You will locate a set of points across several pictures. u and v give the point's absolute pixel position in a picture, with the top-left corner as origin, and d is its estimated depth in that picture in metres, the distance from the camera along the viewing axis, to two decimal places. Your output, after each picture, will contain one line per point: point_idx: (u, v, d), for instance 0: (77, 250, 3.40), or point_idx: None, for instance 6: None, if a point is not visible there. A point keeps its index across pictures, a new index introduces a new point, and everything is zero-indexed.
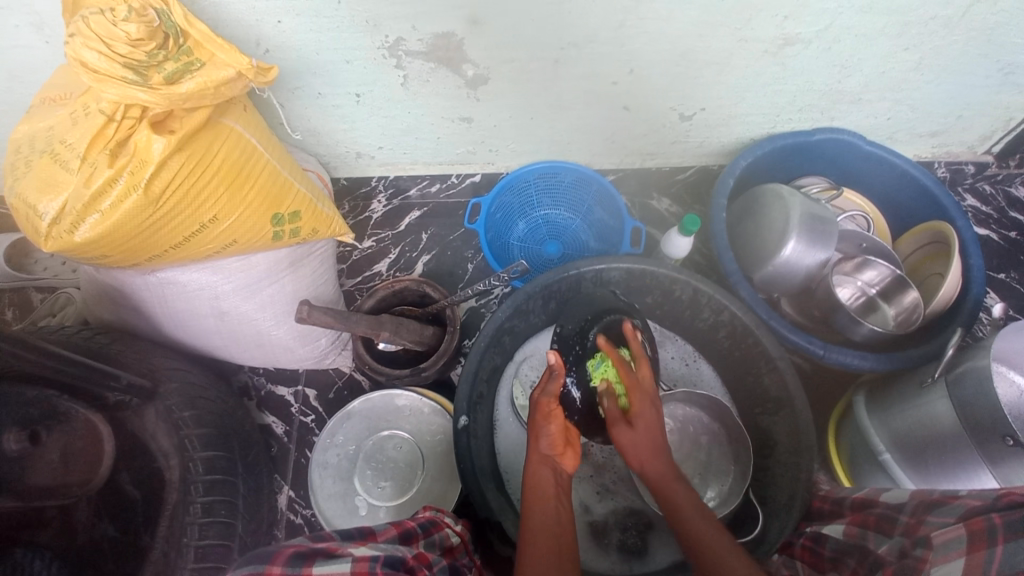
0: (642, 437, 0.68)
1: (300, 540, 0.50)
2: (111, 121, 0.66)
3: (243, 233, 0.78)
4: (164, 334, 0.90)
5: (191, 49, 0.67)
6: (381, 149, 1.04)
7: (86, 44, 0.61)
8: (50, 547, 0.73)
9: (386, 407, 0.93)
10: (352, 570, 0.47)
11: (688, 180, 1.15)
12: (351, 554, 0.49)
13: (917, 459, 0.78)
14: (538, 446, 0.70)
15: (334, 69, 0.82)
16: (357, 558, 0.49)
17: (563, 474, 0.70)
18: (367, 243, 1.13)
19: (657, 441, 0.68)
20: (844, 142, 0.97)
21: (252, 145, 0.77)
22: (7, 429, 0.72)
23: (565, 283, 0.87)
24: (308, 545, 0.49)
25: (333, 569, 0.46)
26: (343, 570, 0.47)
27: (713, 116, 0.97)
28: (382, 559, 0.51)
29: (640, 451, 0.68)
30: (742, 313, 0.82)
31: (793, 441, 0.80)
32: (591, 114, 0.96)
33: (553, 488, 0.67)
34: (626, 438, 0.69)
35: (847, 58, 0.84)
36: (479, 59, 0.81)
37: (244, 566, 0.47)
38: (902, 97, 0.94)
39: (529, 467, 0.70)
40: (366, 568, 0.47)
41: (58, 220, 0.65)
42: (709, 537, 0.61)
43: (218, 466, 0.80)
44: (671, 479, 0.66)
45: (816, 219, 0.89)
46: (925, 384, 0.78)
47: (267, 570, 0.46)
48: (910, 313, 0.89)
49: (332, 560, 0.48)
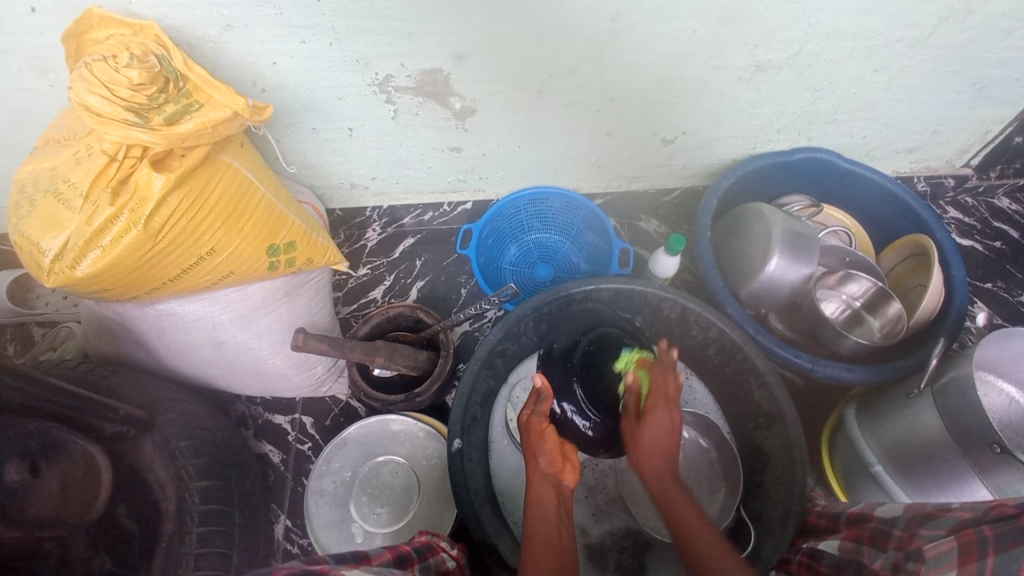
0: (647, 433, 0.73)
1: (293, 562, 0.50)
2: (113, 161, 0.69)
3: (240, 264, 0.80)
4: (162, 366, 0.92)
5: (190, 91, 0.71)
6: (374, 180, 1.07)
7: (89, 89, 0.64)
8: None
9: (380, 432, 0.93)
10: None
11: (675, 202, 1.18)
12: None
13: (908, 470, 0.79)
14: (539, 464, 0.71)
15: (326, 105, 0.86)
16: None
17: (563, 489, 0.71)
18: (362, 271, 1.15)
19: (665, 442, 0.72)
20: (822, 161, 1.00)
21: (248, 180, 0.80)
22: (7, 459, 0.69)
23: (555, 305, 0.89)
24: (301, 567, 0.50)
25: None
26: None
27: (695, 140, 1.00)
28: None
29: (644, 450, 0.73)
30: (729, 328, 0.84)
31: (785, 454, 0.80)
32: (575, 140, 0.99)
33: (556, 507, 0.68)
34: (635, 435, 0.74)
35: (819, 82, 0.88)
36: (464, 92, 0.85)
37: None
38: (876, 116, 0.97)
39: (531, 488, 0.70)
40: None
41: (61, 256, 0.68)
42: (703, 532, 0.66)
43: (212, 495, 0.81)
44: (672, 487, 0.71)
45: (797, 235, 0.91)
46: (912, 395, 0.79)
47: None
48: (894, 325, 0.90)
49: None
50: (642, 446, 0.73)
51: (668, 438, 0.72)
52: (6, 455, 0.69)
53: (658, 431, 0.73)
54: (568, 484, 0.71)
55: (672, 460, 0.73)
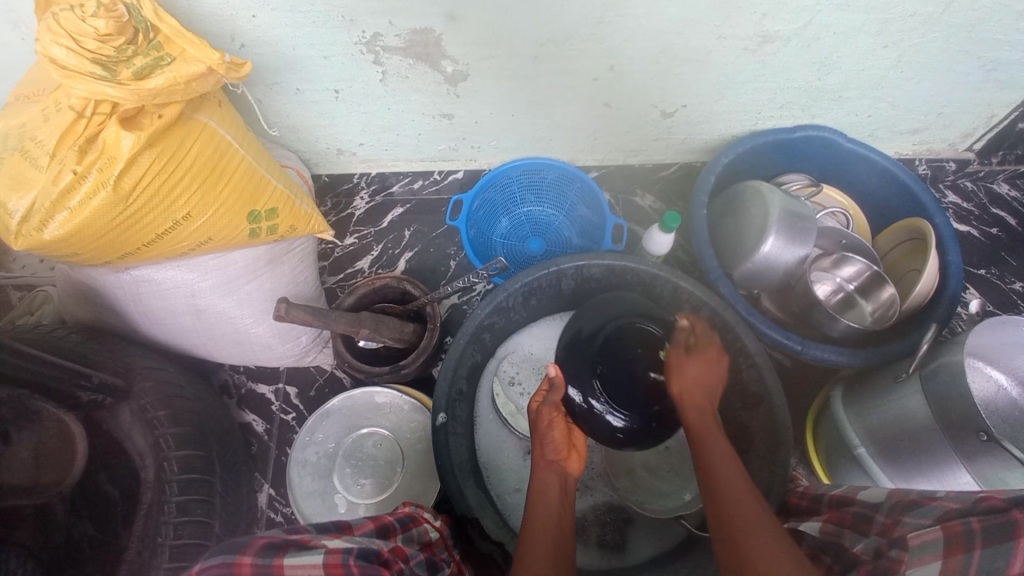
0: (693, 372, 0.68)
1: (275, 531, 0.50)
2: (81, 117, 0.65)
3: (218, 231, 0.77)
4: (140, 332, 0.90)
5: (161, 44, 0.66)
6: (362, 146, 1.03)
7: (55, 40, 0.61)
8: (26, 546, 0.72)
9: (365, 404, 0.92)
10: (326, 562, 0.47)
11: (672, 177, 1.15)
12: (324, 547, 0.49)
13: (891, 454, 0.79)
14: (543, 452, 0.74)
15: (312, 64, 0.81)
16: (331, 549, 0.48)
17: (570, 481, 0.73)
18: (349, 240, 1.12)
19: (708, 383, 0.69)
20: (824, 139, 0.97)
21: (227, 141, 0.76)
22: None
23: (546, 280, 0.87)
24: (283, 536, 0.49)
25: (304, 560, 0.46)
26: (315, 562, 0.46)
27: (695, 113, 0.97)
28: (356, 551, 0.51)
29: (689, 385, 0.68)
30: (721, 308, 0.83)
31: (769, 434, 0.81)
32: (572, 110, 0.95)
33: (558, 495, 0.70)
34: (680, 369, 0.68)
35: (826, 56, 0.85)
36: (458, 55, 0.81)
37: (213, 556, 0.46)
38: (883, 94, 0.94)
39: (537, 473, 0.73)
40: (339, 561, 0.47)
41: (28, 218, 0.65)
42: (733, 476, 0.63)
43: (194, 464, 0.79)
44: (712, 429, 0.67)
45: (794, 215, 0.89)
46: (900, 379, 0.79)
47: (238, 560, 0.45)
48: (886, 309, 0.89)
49: (305, 552, 0.47)
50: (681, 381, 0.68)
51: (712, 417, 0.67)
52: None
53: (702, 369, 0.69)
54: (572, 471, 0.73)
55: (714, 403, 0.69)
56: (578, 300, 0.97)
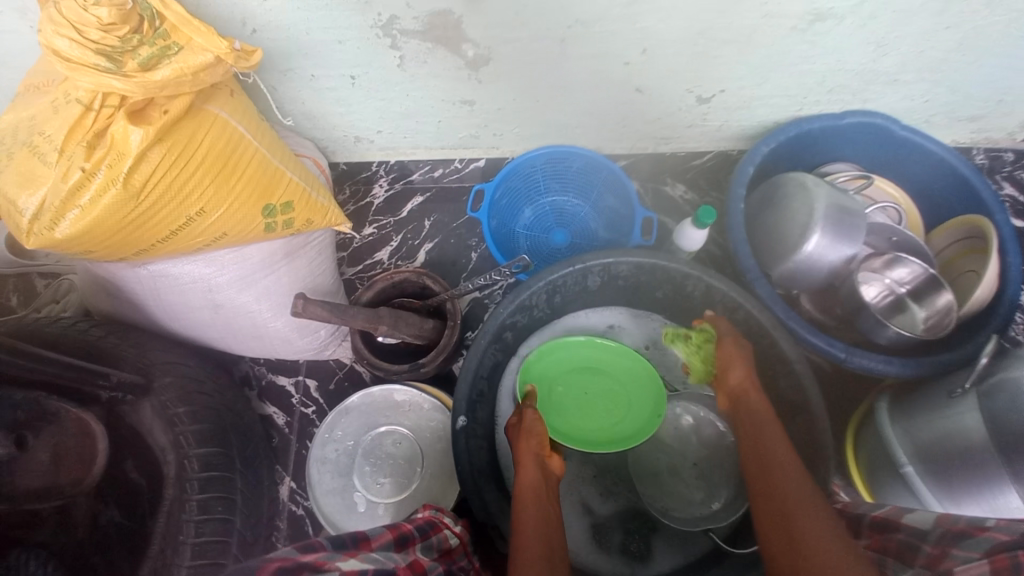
0: (739, 365, 0.74)
1: (288, 552, 0.49)
2: (89, 111, 0.63)
3: (233, 225, 0.75)
4: (159, 326, 0.89)
5: (168, 33, 0.63)
6: (380, 133, 0.99)
7: (58, 31, 0.58)
8: (48, 547, 0.73)
9: (385, 402, 0.90)
10: None
11: (706, 166, 1.08)
12: (338, 569, 0.50)
13: (942, 475, 0.73)
14: (529, 440, 0.74)
15: (325, 49, 0.77)
16: None
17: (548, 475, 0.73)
18: (368, 231, 1.09)
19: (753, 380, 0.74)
20: (876, 127, 0.90)
21: (240, 133, 0.73)
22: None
23: (571, 277, 0.83)
24: (295, 558, 0.48)
25: None
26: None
27: (735, 99, 0.90)
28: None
29: (739, 377, 0.74)
30: (758, 311, 0.78)
31: (808, 447, 0.76)
32: (600, 95, 0.89)
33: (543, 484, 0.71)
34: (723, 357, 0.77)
35: (884, 36, 0.77)
36: (479, 38, 0.76)
37: None
38: (944, 78, 0.86)
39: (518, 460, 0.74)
40: None
41: (39, 216, 0.63)
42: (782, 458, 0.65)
43: (214, 463, 0.79)
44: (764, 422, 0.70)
45: (842, 211, 0.82)
46: (954, 395, 0.73)
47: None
48: (942, 317, 0.81)
49: None
50: (729, 378, 0.75)
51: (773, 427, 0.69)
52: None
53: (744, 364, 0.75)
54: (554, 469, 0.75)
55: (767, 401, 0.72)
56: (604, 297, 0.93)
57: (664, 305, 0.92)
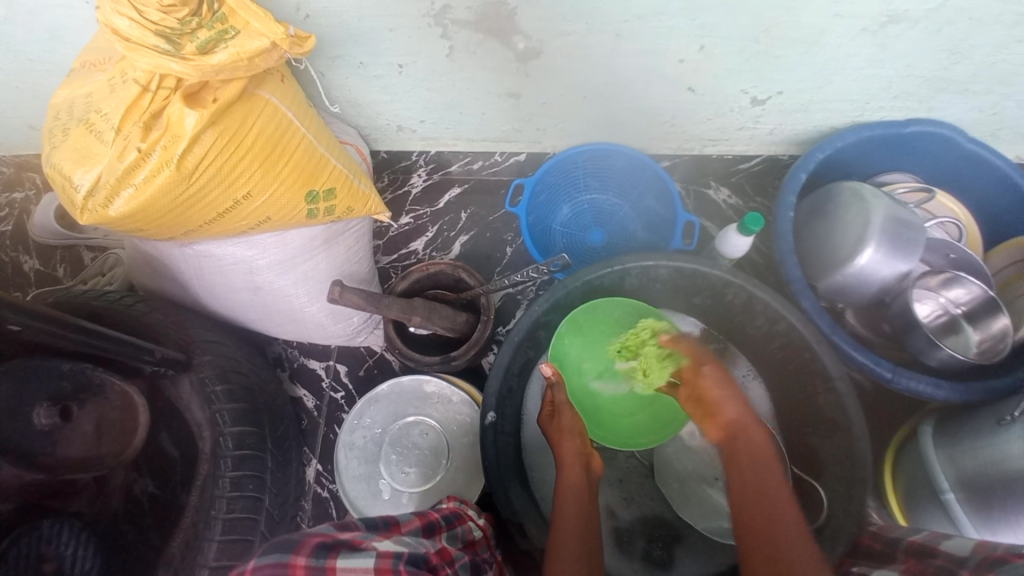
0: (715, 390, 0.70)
1: (325, 529, 0.49)
2: (146, 91, 0.63)
3: (277, 210, 0.76)
4: (198, 304, 0.91)
5: (225, 16, 0.63)
6: (423, 123, 0.98)
7: (117, 10, 0.58)
8: (82, 514, 0.79)
9: (414, 392, 0.90)
10: (376, 567, 0.46)
11: (752, 170, 1.04)
12: (374, 549, 0.49)
13: (985, 502, 0.71)
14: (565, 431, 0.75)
15: (376, 36, 0.77)
16: (382, 554, 0.48)
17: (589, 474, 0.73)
18: (404, 220, 1.09)
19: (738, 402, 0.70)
20: (941, 138, 0.86)
21: (288, 118, 0.73)
22: (38, 401, 0.74)
23: (609, 279, 0.82)
24: (334, 535, 0.49)
25: (355, 564, 0.46)
26: (366, 565, 0.46)
27: (790, 102, 0.87)
28: (404, 556, 0.50)
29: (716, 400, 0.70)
30: (802, 325, 0.75)
31: (845, 467, 0.74)
32: (650, 94, 0.87)
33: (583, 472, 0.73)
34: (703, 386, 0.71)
35: (960, 42, 0.73)
36: (532, 30, 0.74)
37: (267, 554, 0.46)
38: (1018, 90, 0.81)
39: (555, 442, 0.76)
40: (389, 567, 0.47)
41: (93, 193, 0.64)
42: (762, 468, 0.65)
43: (247, 441, 0.80)
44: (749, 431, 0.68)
45: (899, 224, 0.78)
46: (1003, 423, 0.70)
47: (293, 562, 0.45)
48: (998, 343, 0.78)
49: (357, 554, 0.47)
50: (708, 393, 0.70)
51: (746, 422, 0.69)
52: (38, 398, 0.74)
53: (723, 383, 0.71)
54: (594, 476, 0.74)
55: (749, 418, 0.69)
56: (639, 300, 0.91)
57: (701, 312, 0.90)
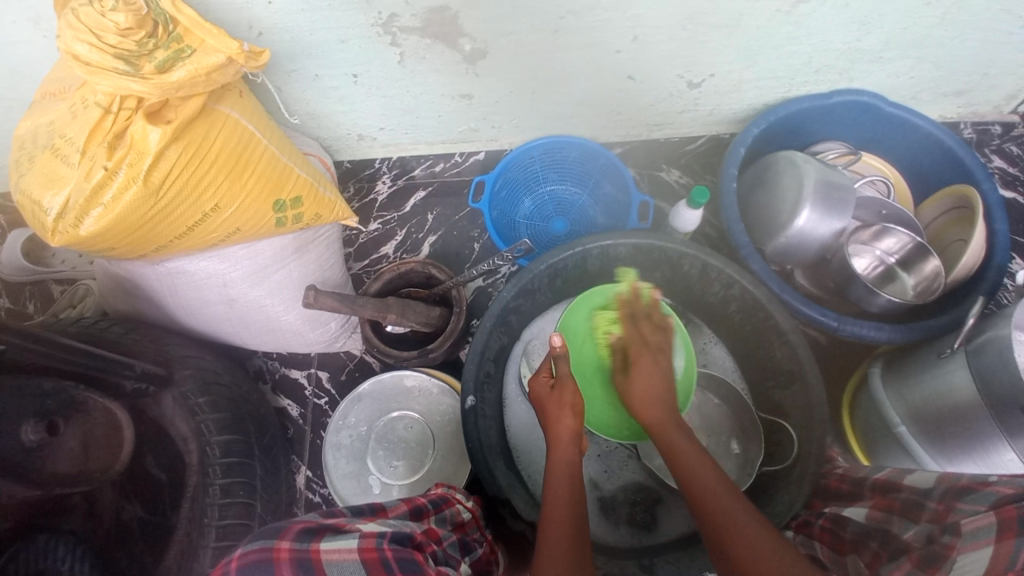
0: (639, 386, 0.70)
1: (310, 517, 0.51)
2: (108, 113, 0.66)
3: (245, 221, 0.78)
4: (175, 322, 0.92)
5: (181, 36, 0.66)
6: (382, 130, 1.02)
7: (76, 36, 0.61)
8: (76, 533, 0.78)
9: (395, 388, 0.93)
10: (360, 545, 0.47)
11: (699, 150, 1.11)
12: (358, 531, 0.50)
13: (934, 432, 0.77)
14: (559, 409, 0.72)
15: (329, 49, 0.80)
16: (365, 533, 0.49)
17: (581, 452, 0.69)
18: (373, 226, 1.12)
19: (658, 385, 0.70)
20: (863, 105, 0.93)
21: (250, 132, 0.76)
22: (25, 418, 0.72)
23: (571, 261, 0.86)
24: (319, 521, 0.51)
25: (339, 544, 0.47)
26: (350, 547, 0.47)
27: (724, 82, 0.93)
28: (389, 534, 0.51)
29: (643, 398, 0.70)
30: (753, 286, 0.81)
31: (804, 413, 0.79)
32: (594, 85, 0.93)
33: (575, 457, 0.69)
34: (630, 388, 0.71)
35: (866, 14, 0.79)
36: (475, 32, 0.79)
37: (254, 541, 0.48)
38: (926, 55, 0.89)
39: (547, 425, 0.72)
40: (374, 544, 0.48)
41: (63, 215, 0.66)
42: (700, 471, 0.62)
43: (234, 449, 0.82)
44: (669, 427, 0.67)
45: (830, 186, 0.85)
46: (944, 355, 0.76)
47: (278, 546, 0.46)
48: (931, 282, 0.85)
49: (340, 536, 0.48)
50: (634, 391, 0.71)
51: (659, 384, 0.70)
52: (23, 415, 0.72)
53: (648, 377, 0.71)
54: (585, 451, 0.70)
55: (672, 404, 0.69)
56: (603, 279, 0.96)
57: (663, 285, 0.95)
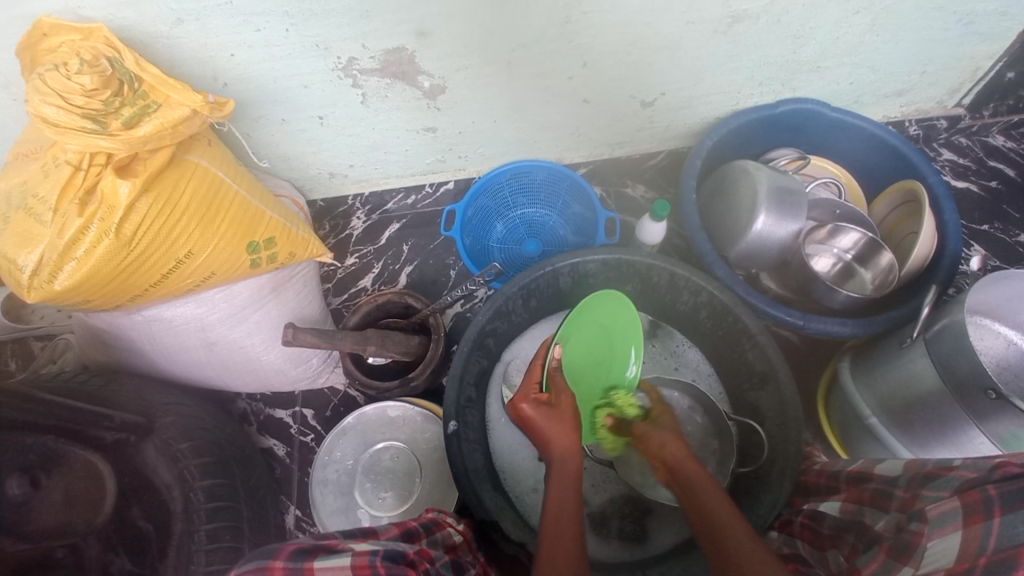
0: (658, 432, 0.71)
1: (304, 538, 0.51)
2: (78, 170, 0.68)
3: (220, 265, 0.80)
4: (157, 370, 0.93)
5: (146, 93, 0.70)
6: (353, 167, 1.05)
7: (43, 100, 0.64)
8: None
9: (379, 420, 0.94)
10: (353, 564, 0.47)
11: (661, 165, 1.15)
12: (350, 550, 0.50)
13: (903, 421, 0.79)
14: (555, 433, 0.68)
15: (293, 94, 0.84)
16: (357, 552, 0.49)
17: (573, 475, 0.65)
18: (350, 260, 1.14)
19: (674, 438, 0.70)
20: (809, 112, 0.97)
21: (220, 178, 0.79)
22: (7, 475, 0.74)
23: (543, 280, 0.88)
24: (312, 542, 0.51)
25: (333, 563, 0.47)
26: (343, 564, 0.47)
27: (676, 99, 0.97)
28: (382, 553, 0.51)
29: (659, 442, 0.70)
30: (719, 291, 0.83)
31: (778, 413, 0.81)
32: (552, 111, 0.97)
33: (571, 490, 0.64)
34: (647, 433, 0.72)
35: (799, 28, 0.84)
36: (433, 69, 0.82)
37: (247, 563, 0.48)
38: (863, 60, 0.94)
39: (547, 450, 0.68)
40: (367, 562, 0.48)
41: (37, 271, 0.67)
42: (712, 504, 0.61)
43: (218, 493, 0.83)
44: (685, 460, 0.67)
45: (783, 191, 0.89)
46: (906, 344, 0.78)
47: (271, 566, 0.47)
48: (886, 275, 0.89)
49: (333, 555, 0.48)
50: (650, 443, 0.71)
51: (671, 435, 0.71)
52: (8, 470, 0.74)
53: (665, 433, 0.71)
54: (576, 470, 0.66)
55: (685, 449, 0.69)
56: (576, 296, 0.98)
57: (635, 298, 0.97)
